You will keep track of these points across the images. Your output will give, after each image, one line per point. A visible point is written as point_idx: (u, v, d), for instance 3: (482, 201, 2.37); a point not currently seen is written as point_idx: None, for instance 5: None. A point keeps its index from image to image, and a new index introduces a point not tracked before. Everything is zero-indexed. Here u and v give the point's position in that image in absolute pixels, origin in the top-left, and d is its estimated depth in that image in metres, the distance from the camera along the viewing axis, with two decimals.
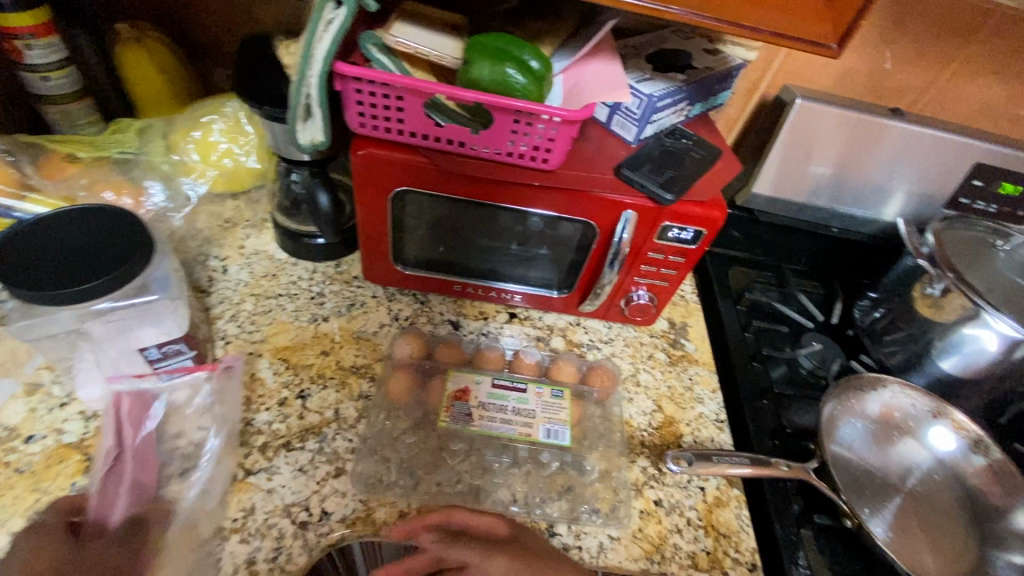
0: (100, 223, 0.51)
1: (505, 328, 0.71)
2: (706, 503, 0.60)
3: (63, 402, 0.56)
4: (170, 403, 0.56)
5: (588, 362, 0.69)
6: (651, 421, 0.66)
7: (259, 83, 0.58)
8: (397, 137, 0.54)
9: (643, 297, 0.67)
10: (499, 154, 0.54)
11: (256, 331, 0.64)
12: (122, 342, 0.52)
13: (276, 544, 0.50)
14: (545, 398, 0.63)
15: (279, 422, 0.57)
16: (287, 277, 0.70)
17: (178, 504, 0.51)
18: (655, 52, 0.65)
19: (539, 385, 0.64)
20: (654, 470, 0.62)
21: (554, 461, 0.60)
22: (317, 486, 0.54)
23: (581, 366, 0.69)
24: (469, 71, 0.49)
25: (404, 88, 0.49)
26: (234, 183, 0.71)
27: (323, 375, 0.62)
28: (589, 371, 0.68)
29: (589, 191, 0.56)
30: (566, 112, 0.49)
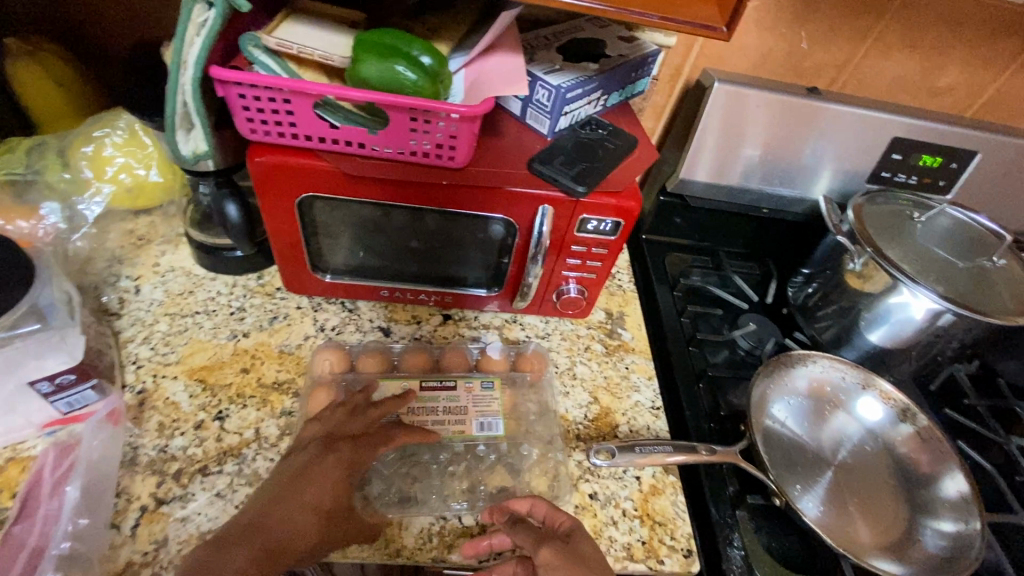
0: None
1: (438, 331, 0.70)
2: (642, 492, 0.60)
3: None
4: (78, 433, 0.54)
5: (517, 349, 0.69)
6: (586, 413, 0.66)
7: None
8: (293, 142, 0.52)
9: (573, 290, 0.67)
10: (402, 154, 0.53)
11: (171, 352, 0.62)
12: (10, 377, 0.49)
13: None
14: (475, 392, 0.62)
15: (195, 446, 0.55)
16: (205, 293, 0.68)
17: (81, 542, 0.48)
18: (568, 42, 0.64)
19: (469, 379, 0.63)
20: (589, 463, 0.61)
21: (488, 464, 0.60)
22: (235, 511, 0.51)
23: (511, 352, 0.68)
24: (358, 70, 0.47)
25: (290, 90, 0.46)
26: (142, 198, 0.68)
27: (243, 394, 0.59)
28: (519, 356, 0.68)
29: (501, 187, 0.55)
30: (463, 108, 0.48)
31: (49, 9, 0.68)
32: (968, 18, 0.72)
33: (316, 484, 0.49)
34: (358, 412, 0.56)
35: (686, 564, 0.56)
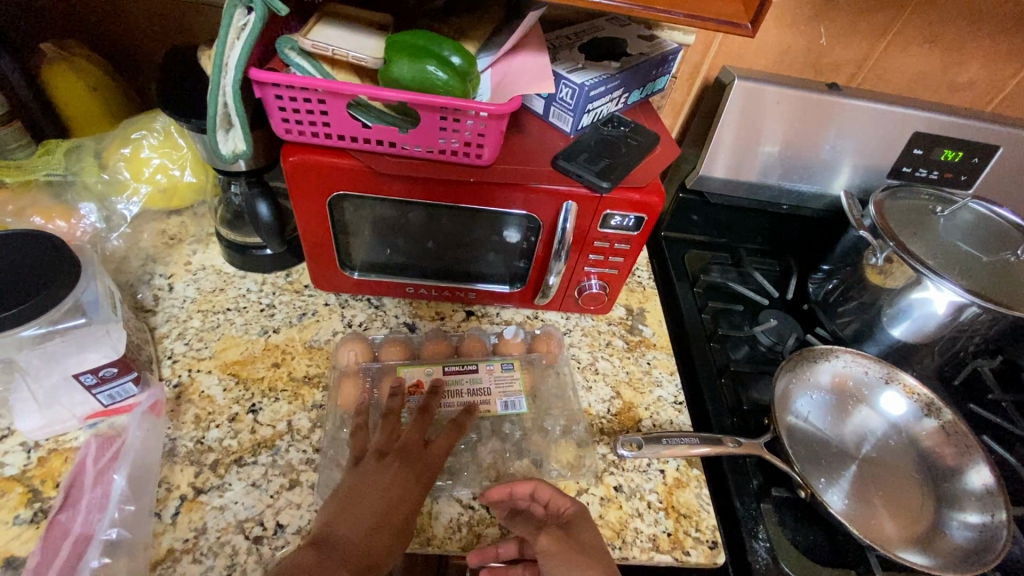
0: (22, 248, 0.50)
1: (462, 327, 0.71)
2: (667, 485, 0.60)
3: (3, 434, 0.54)
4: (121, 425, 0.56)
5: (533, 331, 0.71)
6: (609, 407, 0.67)
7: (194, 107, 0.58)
8: (325, 141, 0.53)
9: (595, 285, 0.68)
10: (431, 152, 0.54)
11: (204, 347, 0.63)
12: (57, 370, 0.51)
13: (229, 561, 0.49)
14: (497, 372, 0.64)
15: (230, 438, 0.56)
16: (235, 290, 0.69)
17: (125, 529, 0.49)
18: (590, 41, 0.65)
19: (489, 361, 0.65)
20: (613, 456, 0.62)
21: (514, 457, 0.60)
22: (270, 500, 0.53)
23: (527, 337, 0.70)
24: (391, 70, 0.49)
25: (325, 91, 0.48)
26: (174, 198, 0.70)
27: (274, 388, 0.61)
28: (534, 338, 0.69)
29: (526, 184, 0.56)
30: (492, 106, 0.49)
31: (85, 16, 0.70)
32: (991, 11, 0.72)
33: (377, 493, 0.49)
34: (388, 411, 0.56)
35: (712, 555, 0.56)
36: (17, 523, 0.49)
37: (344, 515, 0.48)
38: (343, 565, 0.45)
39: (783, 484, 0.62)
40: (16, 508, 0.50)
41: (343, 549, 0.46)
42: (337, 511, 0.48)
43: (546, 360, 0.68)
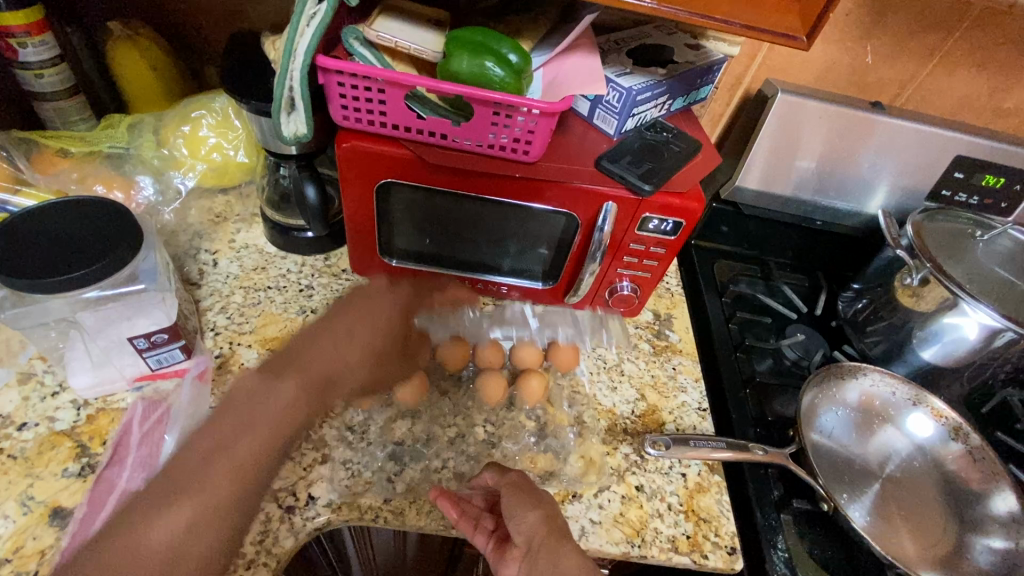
0: (90, 214, 0.52)
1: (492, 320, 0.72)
2: (687, 488, 0.61)
3: (55, 391, 0.57)
4: (165, 391, 0.58)
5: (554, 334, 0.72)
6: (633, 409, 0.67)
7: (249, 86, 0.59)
8: (380, 130, 0.55)
9: (626, 288, 0.69)
10: (480, 146, 0.55)
11: (245, 322, 0.66)
12: (113, 332, 0.53)
13: (263, 527, 0.51)
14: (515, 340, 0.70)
15: None
16: (276, 269, 0.71)
17: None
18: (638, 47, 0.66)
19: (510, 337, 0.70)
20: (635, 456, 0.63)
21: (537, 449, 0.62)
22: (303, 472, 0.55)
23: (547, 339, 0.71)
24: (449, 65, 0.50)
25: (386, 81, 0.50)
26: (224, 177, 0.73)
27: None
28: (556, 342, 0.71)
29: (569, 182, 0.57)
30: (544, 104, 0.50)
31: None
32: None
33: (348, 325, 0.65)
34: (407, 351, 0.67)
35: (730, 561, 0.57)
36: (65, 475, 0.52)
37: (319, 343, 0.63)
38: (304, 372, 0.59)
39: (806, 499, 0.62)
40: (65, 461, 0.52)
41: (313, 363, 0.60)
42: (315, 338, 0.64)
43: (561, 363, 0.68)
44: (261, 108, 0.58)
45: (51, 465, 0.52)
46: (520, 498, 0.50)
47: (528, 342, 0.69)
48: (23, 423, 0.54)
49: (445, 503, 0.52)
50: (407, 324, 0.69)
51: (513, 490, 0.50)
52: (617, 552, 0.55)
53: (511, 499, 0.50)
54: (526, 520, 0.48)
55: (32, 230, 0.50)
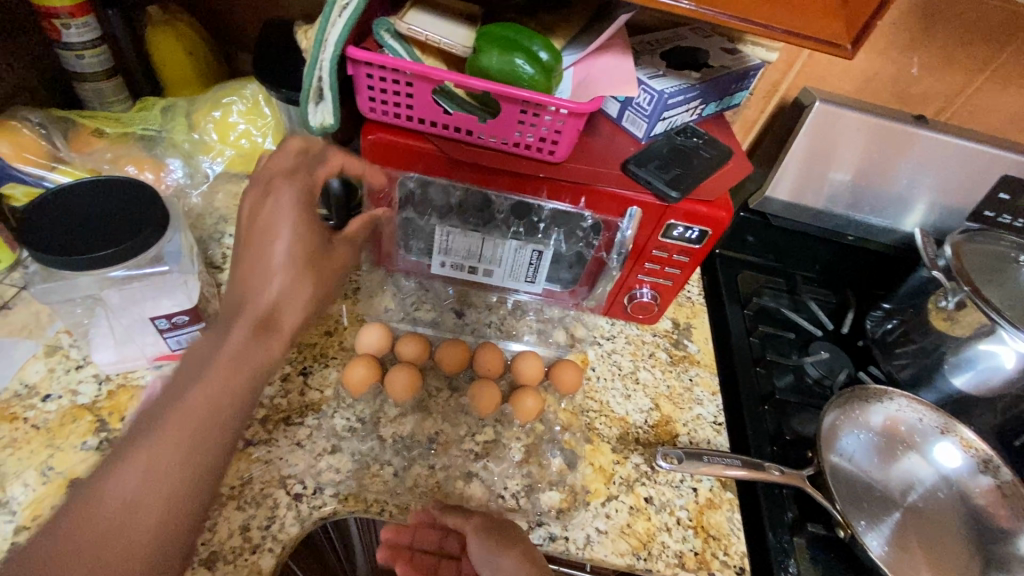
0: (120, 194, 0.53)
1: (508, 321, 0.72)
2: (698, 504, 0.59)
3: (79, 364, 0.58)
4: None
5: (570, 338, 0.71)
6: (647, 418, 0.66)
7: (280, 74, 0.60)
8: (406, 123, 0.55)
9: (647, 295, 0.67)
10: (505, 144, 0.55)
11: None
12: (136, 311, 0.54)
13: (270, 513, 0.52)
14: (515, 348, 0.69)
15: (281, 396, 0.59)
16: None
17: None
18: (672, 49, 0.65)
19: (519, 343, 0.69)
20: (646, 467, 0.61)
21: (546, 453, 0.61)
22: (313, 460, 0.55)
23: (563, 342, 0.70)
24: (477, 62, 0.50)
25: (414, 74, 0.49)
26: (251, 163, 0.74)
27: (325, 354, 0.63)
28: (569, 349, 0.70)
29: (594, 185, 0.56)
30: (573, 104, 0.49)
31: None
32: None
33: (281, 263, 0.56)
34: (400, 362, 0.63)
35: None
36: (84, 448, 0.53)
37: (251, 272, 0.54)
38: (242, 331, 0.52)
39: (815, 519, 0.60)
40: (85, 434, 0.54)
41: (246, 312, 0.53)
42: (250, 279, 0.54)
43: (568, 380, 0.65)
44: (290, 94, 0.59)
45: (71, 437, 0.53)
46: (491, 543, 0.50)
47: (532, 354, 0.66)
48: (47, 394, 0.56)
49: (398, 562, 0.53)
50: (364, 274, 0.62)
51: (480, 540, 0.50)
52: (622, 564, 0.54)
53: (481, 550, 0.50)
54: (503, 567, 0.49)
55: (60, 210, 0.51)
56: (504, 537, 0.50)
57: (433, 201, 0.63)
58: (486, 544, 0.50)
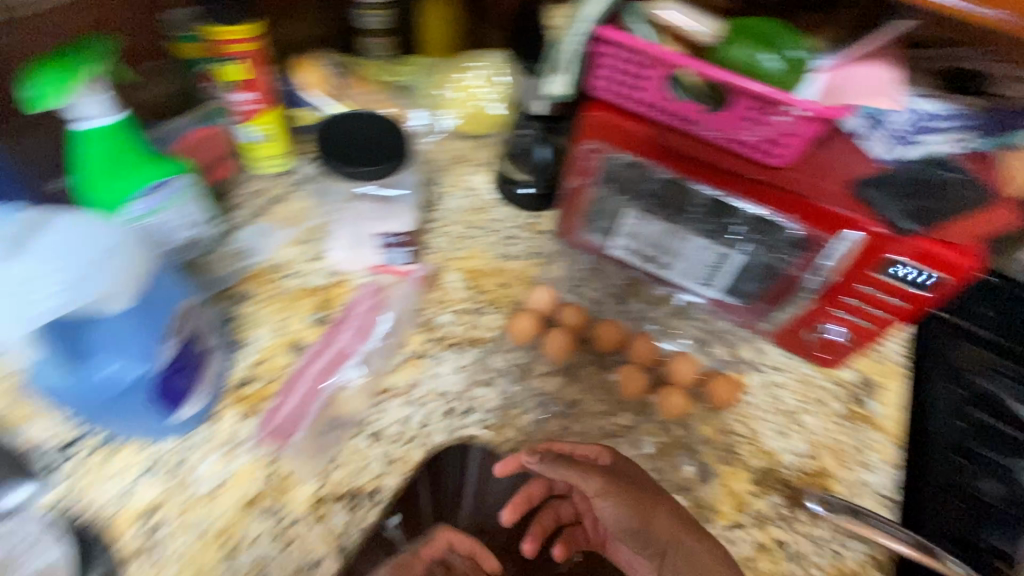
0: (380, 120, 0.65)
1: (671, 322, 0.70)
2: (840, 570, 0.53)
3: (318, 256, 0.72)
4: (385, 281, 0.69)
5: (732, 358, 0.68)
6: (800, 464, 0.60)
7: (527, 46, 0.66)
8: (629, 106, 0.56)
9: (838, 332, 0.61)
10: (726, 140, 0.54)
11: (457, 250, 0.75)
12: (371, 223, 0.68)
13: (427, 417, 0.59)
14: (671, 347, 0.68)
15: (456, 326, 0.67)
16: (492, 215, 0.79)
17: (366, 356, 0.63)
18: (947, 72, 0.57)
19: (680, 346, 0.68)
20: (787, 511, 0.57)
21: (681, 459, 0.59)
22: (469, 387, 0.62)
23: (724, 360, 0.67)
24: (723, 55, 0.50)
25: (654, 58, 0.51)
26: (475, 125, 0.83)
27: (497, 303, 0.70)
28: (729, 367, 0.67)
29: (812, 201, 0.52)
30: (818, 107, 0.47)
31: None
32: None
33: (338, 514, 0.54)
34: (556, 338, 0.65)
35: None
36: (309, 320, 0.66)
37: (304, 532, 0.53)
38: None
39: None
40: (311, 310, 0.67)
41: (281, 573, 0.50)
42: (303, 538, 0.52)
43: (720, 399, 0.63)
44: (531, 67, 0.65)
45: (302, 309, 0.67)
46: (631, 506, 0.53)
47: (685, 356, 0.65)
48: (293, 272, 0.71)
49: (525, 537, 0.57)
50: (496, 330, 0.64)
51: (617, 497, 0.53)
52: None
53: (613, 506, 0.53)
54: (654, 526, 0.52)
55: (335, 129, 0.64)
56: (640, 501, 0.53)
57: (635, 185, 0.62)
58: (622, 507, 0.53)
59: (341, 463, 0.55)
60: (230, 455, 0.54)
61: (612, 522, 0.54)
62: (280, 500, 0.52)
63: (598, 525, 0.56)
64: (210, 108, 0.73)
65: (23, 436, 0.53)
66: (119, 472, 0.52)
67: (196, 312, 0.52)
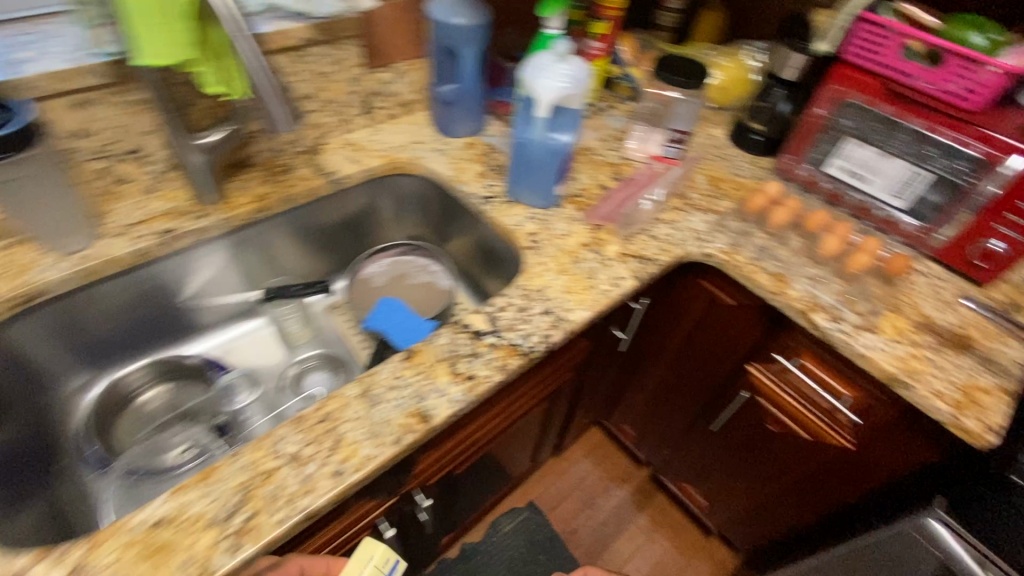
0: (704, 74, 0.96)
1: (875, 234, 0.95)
2: (971, 383, 0.75)
3: (617, 147, 1.09)
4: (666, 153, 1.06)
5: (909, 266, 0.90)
6: (952, 328, 0.83)
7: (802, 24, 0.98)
8: (871, 66, 0.86)
9: (998, 246, 0.83)
10: (934, 90, 0.81)
11: (703, 163, 1.08)
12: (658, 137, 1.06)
13: (685, 237, 0.92)
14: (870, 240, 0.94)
15: (703, 200, 1.00)
16: (725, 152, 1.11)
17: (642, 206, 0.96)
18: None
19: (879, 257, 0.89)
20: (935, 344, 0.80)
21: (876, 293, 0.86)
22: (713, 229, 0.94)
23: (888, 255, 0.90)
24: (962, 40, 0.79)
25: (896, 32, 0.81)
26: (722, 96, 1.17)
27: (730, 195, 1.01)
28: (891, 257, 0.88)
29: (991, 135, 0.78)
30: (1008, 67, 0.73)
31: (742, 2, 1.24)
32: None
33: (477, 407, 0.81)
34: (783, 207, 0.94)
35: (986, 433, 0.70)
36: (613, 179, 1.02)
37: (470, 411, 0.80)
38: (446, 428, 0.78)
39: (952, 493, 0.78)
40: (612, 174, 1.04)
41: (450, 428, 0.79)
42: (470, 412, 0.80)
43: (894, 275, 0.87)
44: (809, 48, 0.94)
45: (608, 174, 1.04)
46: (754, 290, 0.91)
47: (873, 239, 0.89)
48: (599, 153, 1.08)
49: (686, 314, 1.07)
50: (664, 246, 0.90)
51: (773, 281, 0.86)
52: (892, 368, 0.76)
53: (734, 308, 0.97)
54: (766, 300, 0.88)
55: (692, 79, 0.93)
56: (745, 304, 0.95)
57: (869, 122, 0.89)
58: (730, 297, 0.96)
59: (634, 243, 0.90)
60: (575, 222, 0.92)
61: (715, 316, 1.02)
62: (601, 247, 0.88)
63: (707, 303, 1.01)
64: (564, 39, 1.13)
65: (467, 189, 0.97)
66: (516, 215, 0.92)
67: (543, 140, 0.84)
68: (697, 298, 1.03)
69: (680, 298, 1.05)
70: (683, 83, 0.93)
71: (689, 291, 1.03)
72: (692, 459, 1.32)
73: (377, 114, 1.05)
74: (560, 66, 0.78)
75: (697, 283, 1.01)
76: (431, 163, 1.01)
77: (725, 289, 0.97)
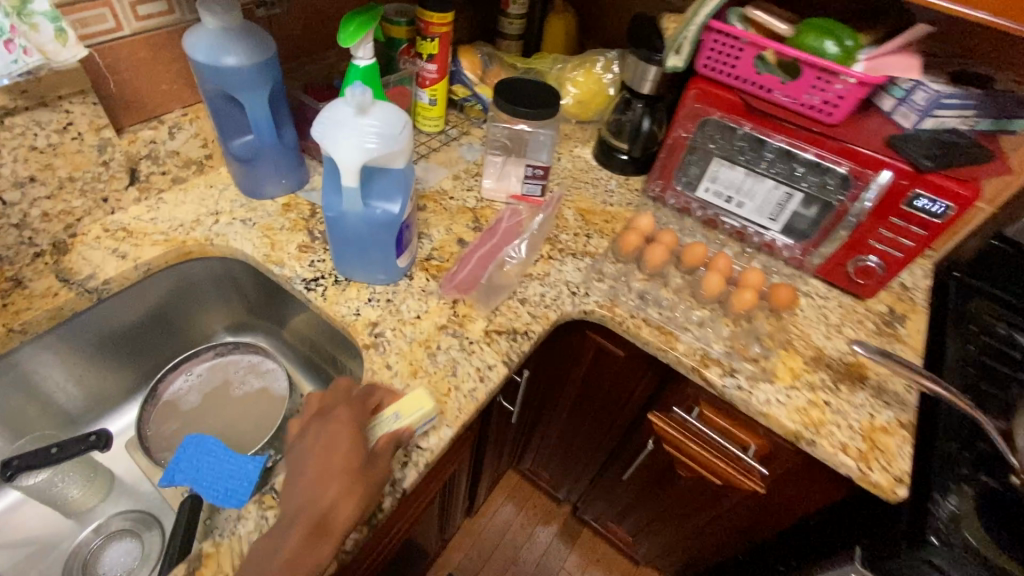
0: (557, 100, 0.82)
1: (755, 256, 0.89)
2: (871, 424, 0.70)
3: (473, 186, 0.93)
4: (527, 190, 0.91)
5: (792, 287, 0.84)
6: (844, 357, 0.77)
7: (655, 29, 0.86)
8: (726, 80, 0.77)
9: (872, 261, 0.78)
10: (795, 104, 0.73)
11: (571, 194, 0.95)
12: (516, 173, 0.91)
13: (557, 294, 0.79)
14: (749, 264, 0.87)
15: (574, 242, 0.87)
16: (593, 175, 1.00)
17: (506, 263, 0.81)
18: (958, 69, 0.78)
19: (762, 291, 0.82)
20: (829, 383, 0.74)
21: (765, 331, 0.78)
22: (588, 278, 0.82)
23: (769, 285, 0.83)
24: (814, 48, 0.70)
25: (747, 42, 0.71)
26: (582, 110, 1.05)
27: (603, 230, 0.90)
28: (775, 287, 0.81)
29: (855, 150, 0.72)
30: (863, 76, 0.66)
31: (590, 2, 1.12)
32: None
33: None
34: (660, 244, 0.84)
35: (893, 486, 0.64)
36: (470, 229, 0.86)
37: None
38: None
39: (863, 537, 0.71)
40: (469, 222, 0.87)
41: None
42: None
43: (781, 308, 0.80)
44: (662, 60, 0.83)
45: (464, 222, 0.87)
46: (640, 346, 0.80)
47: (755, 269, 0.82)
48: (452, 196, 0.91)
49: (577, 366, 0.95)
50: (535, 312, 0.76)
51: (658, 335, 0.76)
52: (794, 425, 0.68)
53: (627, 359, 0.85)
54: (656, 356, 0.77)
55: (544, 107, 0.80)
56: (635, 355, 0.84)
57: (731, 139, 0.81)
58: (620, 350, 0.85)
59: (500, 314, 0.75)
60: (426, 298, 0.75)
61: (608, 367, 0.91)
62: (461, 327, 0.72)
63: (597, 355, 0.90)
64: (391, 61, 0.94)
65: (285, 272, 0.75)
66: (351, 300, 0.73)
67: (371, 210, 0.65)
68: (586, 350, 0.91)
69: (569, 350, 0.93)
70: (534, 114, 0.79)
71: (576, 345, 0.90)
72: (610, 501, 1.23)
73: (153, 183, 0.80)
74: (362, 122, 0.59)
75: (583, 337, 0.88)
76: (236, 241, 0.78)
77: (611, 340, 0.86)
